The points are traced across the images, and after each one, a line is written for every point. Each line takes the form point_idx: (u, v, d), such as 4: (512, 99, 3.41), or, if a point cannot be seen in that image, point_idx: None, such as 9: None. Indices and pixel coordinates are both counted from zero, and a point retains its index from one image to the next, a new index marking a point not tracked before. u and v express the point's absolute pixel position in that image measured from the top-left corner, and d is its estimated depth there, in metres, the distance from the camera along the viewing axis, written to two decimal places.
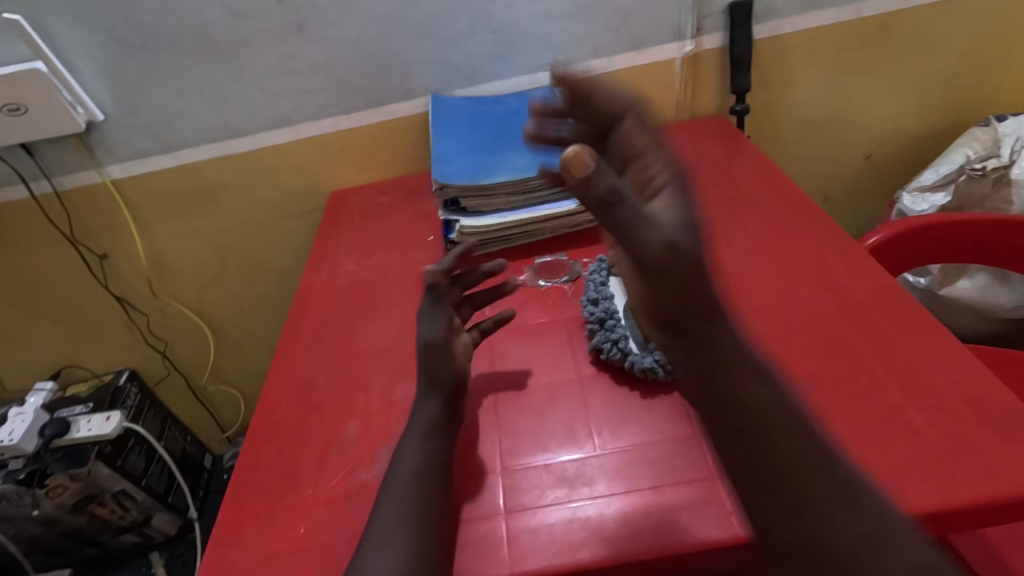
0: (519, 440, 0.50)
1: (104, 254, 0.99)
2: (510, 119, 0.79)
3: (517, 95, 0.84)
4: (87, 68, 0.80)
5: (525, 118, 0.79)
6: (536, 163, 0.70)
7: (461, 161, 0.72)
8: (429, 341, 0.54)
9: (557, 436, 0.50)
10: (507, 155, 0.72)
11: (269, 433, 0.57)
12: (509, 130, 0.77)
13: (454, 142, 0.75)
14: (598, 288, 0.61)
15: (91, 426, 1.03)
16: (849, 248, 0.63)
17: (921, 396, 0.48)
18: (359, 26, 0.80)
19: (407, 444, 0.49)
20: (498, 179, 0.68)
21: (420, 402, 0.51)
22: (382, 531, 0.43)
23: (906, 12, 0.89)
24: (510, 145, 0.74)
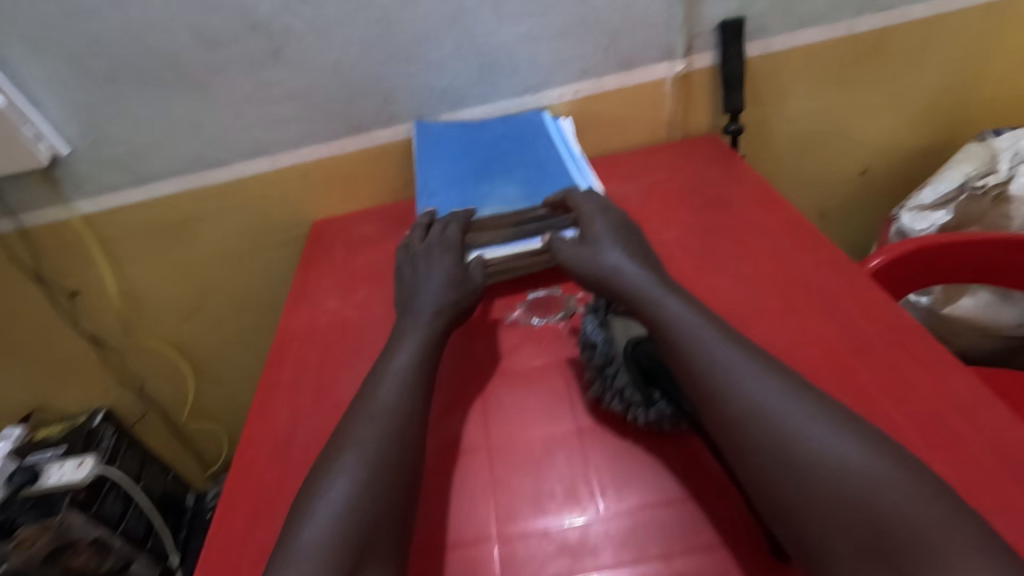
0: (516, 503, 0.46)
1: (73, 292, 0.94)
2: (498, 146, 0.77)
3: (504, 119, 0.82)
4: (51, 100, 0.75)
5: (514, 147, 0.77)
6: (525, 199, 0.71)
7: (447, 198, 0.72)
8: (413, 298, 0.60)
9: (556, 498, 0.46)
10: (494, 189, 0.73)
11: (245, 497, 0.52)
12: (496, 160, 0.76)
13: (440, 175, 0.74)
14: (595, 328, 0.57)
15: (63, 473, 0.99)
16: (856, 277, 0.60)
17: (945, 446, 0.45)
18: (337, 52, 0.77)
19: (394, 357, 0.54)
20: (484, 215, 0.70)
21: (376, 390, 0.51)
22: (357, 430, 0.47)
23: (899, 27, 0.87)
24: (498, 179, 0.74)
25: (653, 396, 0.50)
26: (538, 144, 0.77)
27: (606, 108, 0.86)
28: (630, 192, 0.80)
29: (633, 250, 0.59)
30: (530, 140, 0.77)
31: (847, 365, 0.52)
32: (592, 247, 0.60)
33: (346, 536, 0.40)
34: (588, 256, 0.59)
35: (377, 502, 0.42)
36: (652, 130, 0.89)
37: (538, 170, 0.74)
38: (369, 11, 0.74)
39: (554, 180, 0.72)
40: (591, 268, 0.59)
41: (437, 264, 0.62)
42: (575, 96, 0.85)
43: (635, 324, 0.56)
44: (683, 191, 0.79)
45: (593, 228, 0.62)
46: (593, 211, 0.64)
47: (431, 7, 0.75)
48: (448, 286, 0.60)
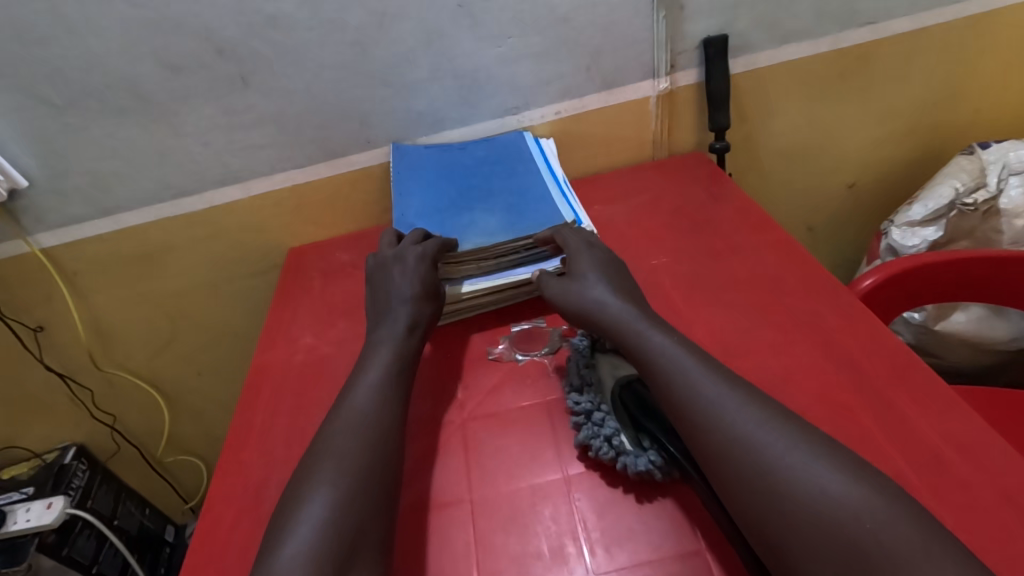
0: (500, 563, 0.44)
1: (38, 327, 0.90)
2: (480, 172, 0.77)
3: (486, 141, 0.81)
4: (7, 131, 0.72)
5: (496, 173, 0.76)
6: (505, 227, 0.70)
7: (427, 225, 0.71)
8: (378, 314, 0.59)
9: (543, 558, 0.43)
10: (475, 217, 0.72)
11: (212, 558, 0.49)
12: (478, 187, 0.76)
13: (418, 202, 0.74)
14: (583, 369, 0.55)
15: (29, 517, 0.94)
16: (850, 305, 0.58)
17: (947, 491, 0.43)
18: (309, 77, 0.74)
19: (368, 369, 0.53)
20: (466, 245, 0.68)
21: (345, 405, 0.50)
22: (333, 446, 0.47)
23: (883, 42, 0.86)
24: (478, 207, 0.74)
25: (646, 445, 0.47)
26: (521, 170, 0.76)
27: (589, 128, 0.84)
28: (615, 215, 0.78)
29: (621, 287, 0.57)
30: (512, 167, 0.77)
31: (843, 402, 0.50)
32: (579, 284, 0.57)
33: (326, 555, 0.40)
34: (575, 295, 0.57)
35: (356, 517, 0.42)
36: (637, 149, 0.87)
37: (520, 199, 0.74)
38: (341, 34, 0.71)
39: (536, 208, 0.72)
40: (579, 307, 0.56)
41: (410, 270, 0.61)
42: (557, 116, 0.82)
43: (623, 363, 0.54)
44: (669, 212, 0.76)
45: (578, 264, 0.59)
46: (582, 245, 0.61)
47: (407, 29, 0.72)
48: (422, 294, 0.59)
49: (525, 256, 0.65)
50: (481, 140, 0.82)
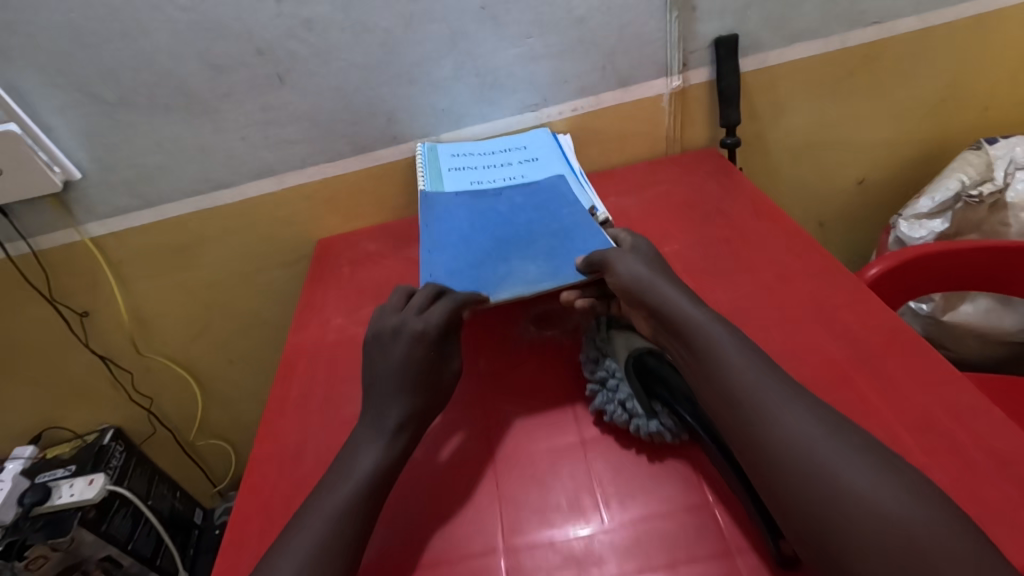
0: (522, 513, 0.47)
1: (84, 312, 0.95)
2: (516, 219, 0.71)
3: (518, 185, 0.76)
4: (62, 127, 0.77)
5: (533, 218, 0.70)
6: (550, 272, 0.61)
7: (458, 281, 0.62)
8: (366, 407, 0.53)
9: (561, 509, 0.47)
10: (513, 266, 0.63)
11: (256, 513, 0.54)
12: (515, 236, 0.68)
13: (448, 258, 0.66)
14: (600, 344, 0.58)
15: (73, 492, 0.99)
16: (853, 287, 0.61)
17: (941, 450, 0.45)
18: (341, 76, 0.79)
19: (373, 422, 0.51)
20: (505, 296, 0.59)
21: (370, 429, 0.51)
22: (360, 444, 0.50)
23: (890, 40, 0.89)
24: (517, 254, 0.65)
25: (655, 407, 0.51)
26: (558, 210, 0.71)
27: (604, 125, 0.88)
28: (629, 207, 0.82)
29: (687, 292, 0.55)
30: (549, 211, 0.71)
31: (845, 374, 0.53)
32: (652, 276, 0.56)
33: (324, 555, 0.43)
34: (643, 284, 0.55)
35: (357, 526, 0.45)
36: (650, 144, 0.91)
37: (560, 239, 0.66)
38: (371, 35, 0.76)
39: (576, 246, 0.64)
40: (651, 296, 0.54)
41: (393, 355, 0.54)
42: (574, 113, 0.86)
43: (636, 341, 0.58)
44: (682, 204, 0.80)
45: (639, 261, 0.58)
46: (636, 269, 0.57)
47: (432, 30, 0.77)
48: (415, 386, 0.53)
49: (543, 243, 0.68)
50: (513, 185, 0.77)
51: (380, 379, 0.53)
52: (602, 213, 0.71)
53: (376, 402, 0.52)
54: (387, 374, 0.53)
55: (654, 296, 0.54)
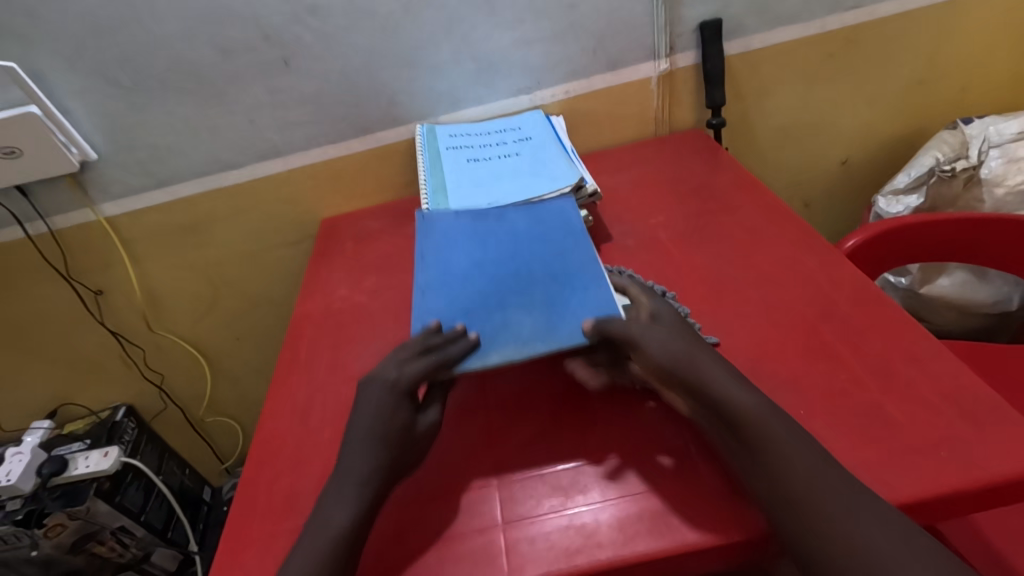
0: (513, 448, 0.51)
1: (99, 291, 0.99)
2: (516, 253, 0.63)
3: (522, 205, 0.70)
4: (80, 109, 0.81)
5: (535, 253, 0.63)
6: (545, 330, 0.53)
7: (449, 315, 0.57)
8: (340, 470, 0.48)
9: (547, 444, 0.51)
10: (509, 316, 0.56)
11: (268, 459, 0.58)
12: (512, 275, 0.61)
13: (442, 304, 0.59)
14: None
15: (89, 463, 1.04)
16: (826, 251, 0.65)
17: (899, 389, 0.49)
18: (343, 59, 0.83)
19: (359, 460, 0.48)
20: (493, 359, 0.51)
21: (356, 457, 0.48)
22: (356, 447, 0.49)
23: (869, 24, 0.92)
24: (513, 301, 0.57)
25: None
26: (564, 245, 0.63)
27: (595, 107, 0.92)
28: (619, 184, 0.86)
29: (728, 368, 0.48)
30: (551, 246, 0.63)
31: (816, 326, 0.57)
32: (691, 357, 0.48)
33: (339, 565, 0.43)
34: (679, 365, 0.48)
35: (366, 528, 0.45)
36: (640, 126, 0.95)
37: (563, 289, 0.57)
38: (372, 20, 0.80)
39: (585, 300, 0.55)
40: (686, 376, 0.47)
41: (372, 400, 0.51)
42: (566, 95, 0.90)
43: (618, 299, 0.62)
44: (669, 181, 0.84)
45: (677, 336, 0.51)
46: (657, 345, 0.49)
47: (430, 16, 0.81)
48: (386, 440, 0.49)
49: None
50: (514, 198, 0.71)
51: (356, 440, 0.49)
52: (590, 184, 0.72)
53: (346, 466, 0.48)
54: (366, 431, 0.49)
55: (689, 374, 0.47)
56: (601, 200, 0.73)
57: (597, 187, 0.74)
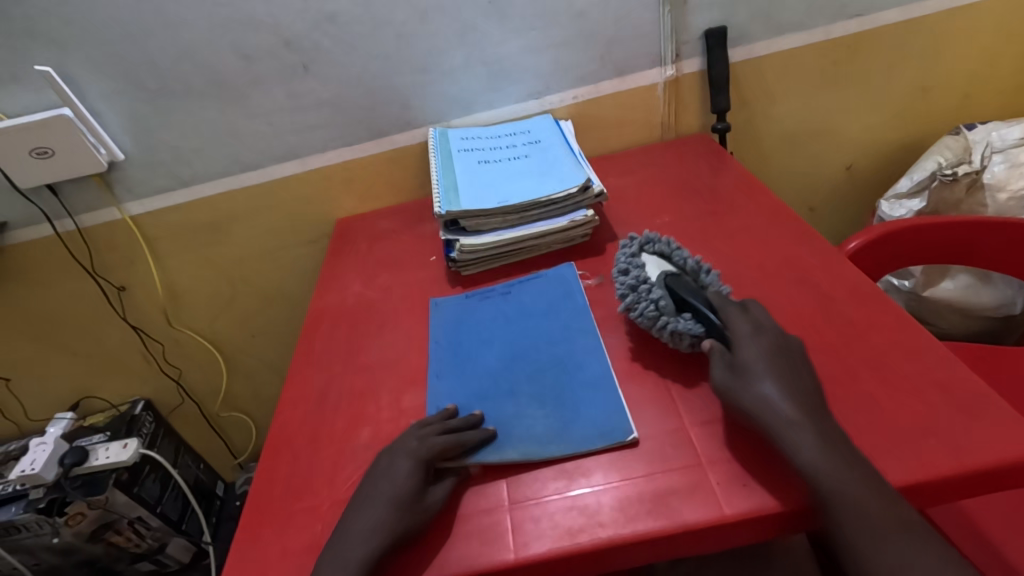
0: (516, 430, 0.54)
1: (122, 287, 1.03)
2: (521, 332, 0.65)
3: (526, 281, 0.72)
4: (109, 112, 0.85)
5: (544, 334, 0.63)
6: (558, 430, 0.53)
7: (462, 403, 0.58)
8: (352, 520, 0.48)
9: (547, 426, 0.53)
10: (520, 407, 0.56)
11: (285, 444, 0.60)
12: (522, 360, 0.61)
13: (454, 389, 0.60)
14: (629, 258, 0.64)
15: (109, 454, 1.07)
16: (826, 250, 0.67)
17: (893, 381, 0.51)
18: (360, 65, 0.86)
19: (373, 504, 0.48)
20: (509, 455, 0.51)
21: (371, 501, 0.49)
22: (377, 487, 0.50)
23: (872, 32, 0.94)
24: (524, 387, 0.58)
25: (685, 315, 0.56)
26: (569, 325, 0.64)
27: (603, 112, 0.95)
28: (625, 186, 0.88)
29: (782, 386, 0.48)
30: (557, 326, 0.64)
31: (814, 321, 0.59)
32: (749, 376, 0.49)
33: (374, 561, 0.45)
34: (737, 391, 0.49)
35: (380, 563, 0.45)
36: (646, 130, 0.97)
37: (572, 375, 0.58)
38: (388, 27, 0.83)
39: (600, 393, 0.55)
40: (738, 403, 0.48)
41: (391, 466, 0.51)
42: (575, 100, 0.93)
43: (666, 262, 0.63)
44: (674, 184, 0.86)
45: (742, 355, 0.51)
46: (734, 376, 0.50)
47: (443, 23, 0.84)
48: (399, 498, 0.48)
49: (543, 212, 0.74)
50: (526, 280, 0.73)
51: (367, 500, 0.49)
52: (596, 185, 0.74)
53: (355, 522, 0.48)
54: (376, 492, 0.49)
55: (740, 401, 0.48)
56: (606, 201, 0.75)
57: (603, 188, 0.76)
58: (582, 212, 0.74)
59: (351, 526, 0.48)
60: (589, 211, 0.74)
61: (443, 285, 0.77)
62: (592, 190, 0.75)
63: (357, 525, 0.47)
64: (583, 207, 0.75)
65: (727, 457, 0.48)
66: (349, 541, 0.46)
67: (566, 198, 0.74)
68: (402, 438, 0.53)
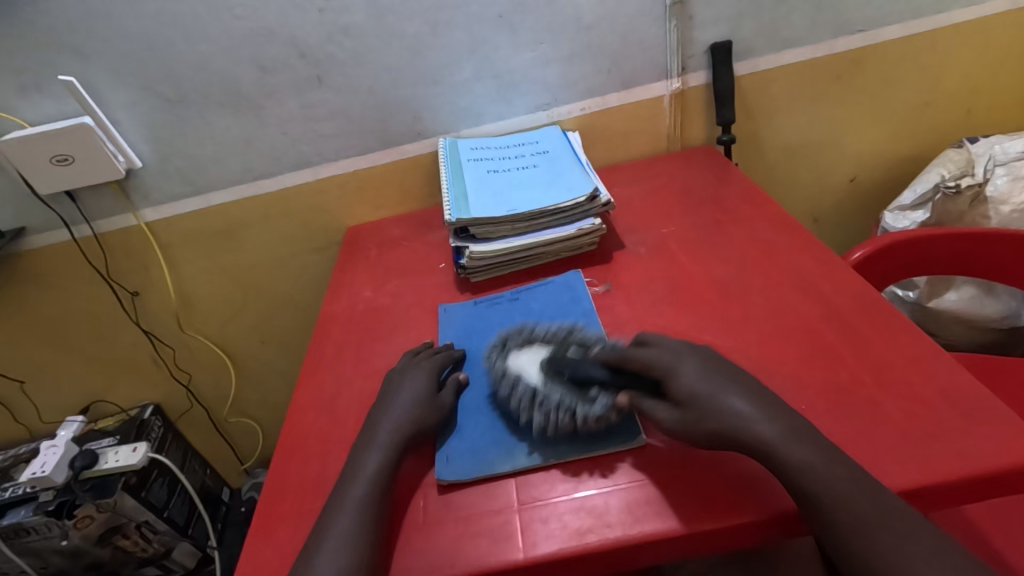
0: (524, 429, 0.55)
1: (135, 292, 1.05)
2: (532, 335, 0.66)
3: (536, 286, 0.74)
4: (128, 121, 0.88)
5: None
6: (571, 432, 0.54)
7: (474, 405, 0.59)
8: (348, 473, 0.52)
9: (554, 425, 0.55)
10: None
11: (297, 445, 0.61)
12: None
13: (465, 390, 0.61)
14: (503, 376, 0.59)
15: (118, 457, 1.07)
16: (830, 259, 0.68)
17: (898, 388, 0.52)
18: (373, 77, 0.88)
19: (367, 458, 0.52)
20: (520, 461, 0.52)
21: (365, 454, 0.53)
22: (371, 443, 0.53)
23: (875, 47, 0.96)
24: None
25: (593, 395, 0.54)
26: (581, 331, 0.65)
27: (610, 123, 0.96)
28: (631, 196, 0.90)
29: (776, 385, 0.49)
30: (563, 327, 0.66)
31: (818, 329, 0.59)
32: (701, 400, 0.49)
33: (383, 489, 0.50)
34: (703, 407, 0.49)
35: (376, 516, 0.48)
36: (652, 142, 0.99)
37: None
38: (401, 40, 0.85)
39: None
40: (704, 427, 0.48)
41: (385, 419, 0.56)
42: (582, 112, 0.95)
43: (533, 353, 0.61)
44: (680, 194, 0.87)
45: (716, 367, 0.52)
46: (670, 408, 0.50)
47: (455, 36, 0.86)
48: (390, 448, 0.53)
49: (551, 220, 0.76)
50: (533, 285, 0.74)
51: (361, 450, 0.53)
52: (604, 195, 0.76)
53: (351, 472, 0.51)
54: (369, 445, 0.53)
55: (710, 420, 0.48)
56: (613, 210, 0.76)
57: (610, 197, 0.77)
58: (589, 220, 0.76)
59: (347, 476, 0.51)
60: (597, 220, 0.76)
61: (451, 292, 0.78)
62: (600, 199, 0.76)
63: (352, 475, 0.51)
64: (590, 216, 0.76)
65: (728, 461, 0.48)
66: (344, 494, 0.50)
67: (574, 207, 0.75)
68: (394, 397, 0.58)
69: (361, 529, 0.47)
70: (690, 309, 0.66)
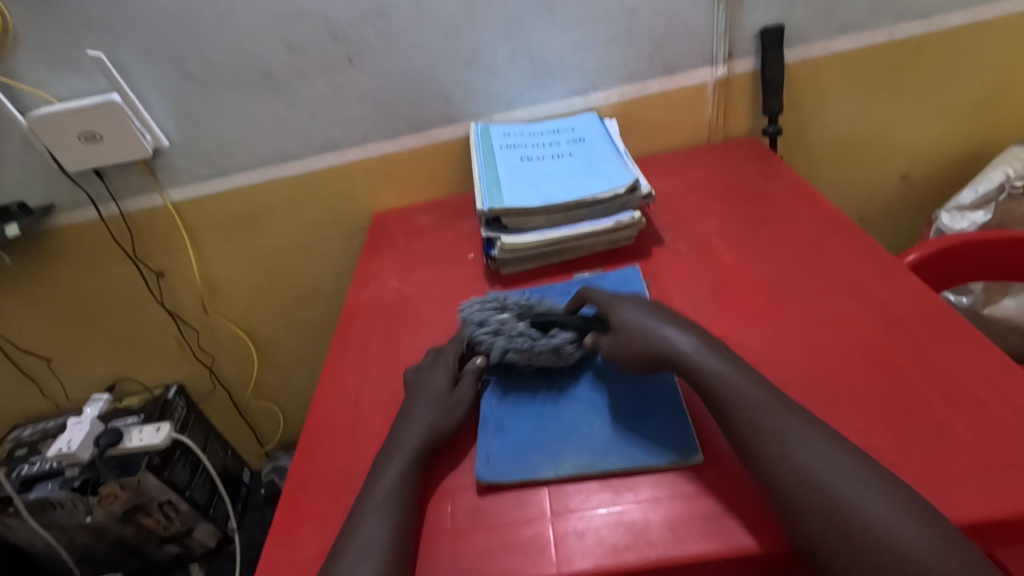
0: (564, 439, 0.52)
1: (161, 273, 1.04)
2: None
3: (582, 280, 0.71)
4: (156, 98, 0.86)
5: None
6: (619, 439, 0.50)
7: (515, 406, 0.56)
8: (371, 482, 0.49)
9: (597, 436, 0.51)
10: (577, 414, 0.54)
11: (321, 439, 0.60)
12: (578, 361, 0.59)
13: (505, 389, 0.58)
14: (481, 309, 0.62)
15: (142, 437, 1.08)
16: (888, 263, 0.63)
17: (967, 408, 0.48)
18: (405, 57, 0.85)
19: (391, 469, 0.50)
20: (566, 469, 0.49)
21: (386, 463, 0.50)
22: (396, 452, 0.51)
23: (938, 35, 0.89)
24: (580, 393, 0.56)
25: (554, 332, 0.58)
26: None
27: (649, 111, 0.92)
28: (670, 189, 0.85)
29: None
30: None
31: (875, 338, 0.55)
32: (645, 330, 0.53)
33: (406, 501, 0.47)
34: (641, 330, 0.54)
35: (404, 528, 0.45)
36: (693, 132, 0.94)
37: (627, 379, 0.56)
38: (435, 19, 0.82)
39: (660, 397, 0.53)
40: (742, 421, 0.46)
41: (408, 425, 0.53)
42: (620, 99, 0.91)
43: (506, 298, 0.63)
44: (722, 188, 0.83)
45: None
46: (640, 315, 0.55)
47: (491, 17, 0.82)
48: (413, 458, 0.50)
49: (588, 212, 0.72)
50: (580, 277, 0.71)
51: (382, 460, 0.51)
52: (644, 187, 0.72)
53: (373, 482, 0.49)
54: (394, 454, 0.51)
55: (644, 340, 0.53)
56: (654, 204, 0.72)
57: (651, 190, 0.73)
58: (628, 214, 0.72)
59: (370, 487, 0.49)
60: (636, 213, 0.72)
61: (480, 284, 0.76)
62: (640, 192, 0.72)
63: (373, 487, 0.49)
64: (629, 209, 0.72)
65: None
66: (369, 505, 0.47)
67: (612, 199, 0.72)
68: (417, 397, 0.56)
69: (388, 541, 0.44)
70: (734, 311, 0.62)
